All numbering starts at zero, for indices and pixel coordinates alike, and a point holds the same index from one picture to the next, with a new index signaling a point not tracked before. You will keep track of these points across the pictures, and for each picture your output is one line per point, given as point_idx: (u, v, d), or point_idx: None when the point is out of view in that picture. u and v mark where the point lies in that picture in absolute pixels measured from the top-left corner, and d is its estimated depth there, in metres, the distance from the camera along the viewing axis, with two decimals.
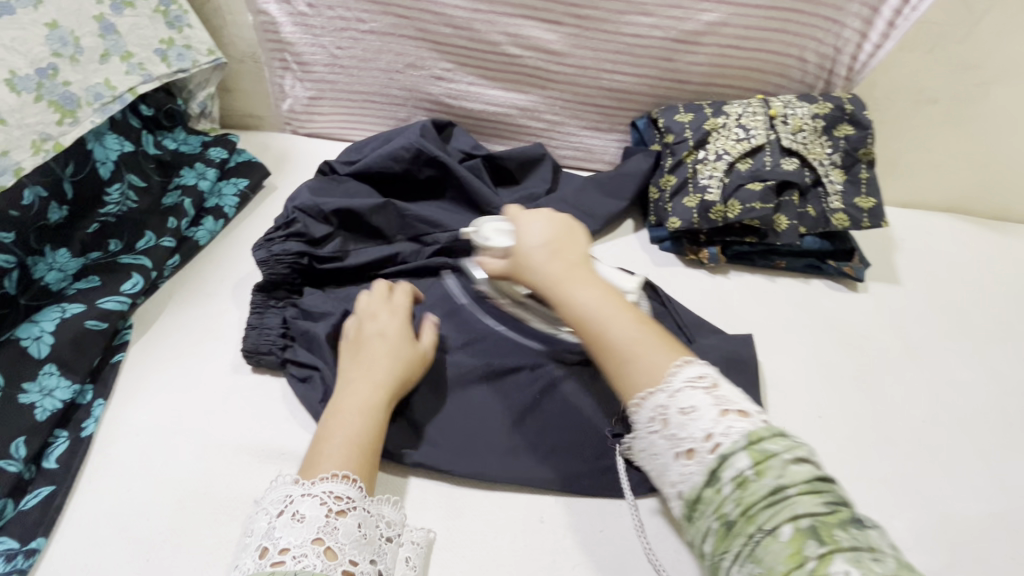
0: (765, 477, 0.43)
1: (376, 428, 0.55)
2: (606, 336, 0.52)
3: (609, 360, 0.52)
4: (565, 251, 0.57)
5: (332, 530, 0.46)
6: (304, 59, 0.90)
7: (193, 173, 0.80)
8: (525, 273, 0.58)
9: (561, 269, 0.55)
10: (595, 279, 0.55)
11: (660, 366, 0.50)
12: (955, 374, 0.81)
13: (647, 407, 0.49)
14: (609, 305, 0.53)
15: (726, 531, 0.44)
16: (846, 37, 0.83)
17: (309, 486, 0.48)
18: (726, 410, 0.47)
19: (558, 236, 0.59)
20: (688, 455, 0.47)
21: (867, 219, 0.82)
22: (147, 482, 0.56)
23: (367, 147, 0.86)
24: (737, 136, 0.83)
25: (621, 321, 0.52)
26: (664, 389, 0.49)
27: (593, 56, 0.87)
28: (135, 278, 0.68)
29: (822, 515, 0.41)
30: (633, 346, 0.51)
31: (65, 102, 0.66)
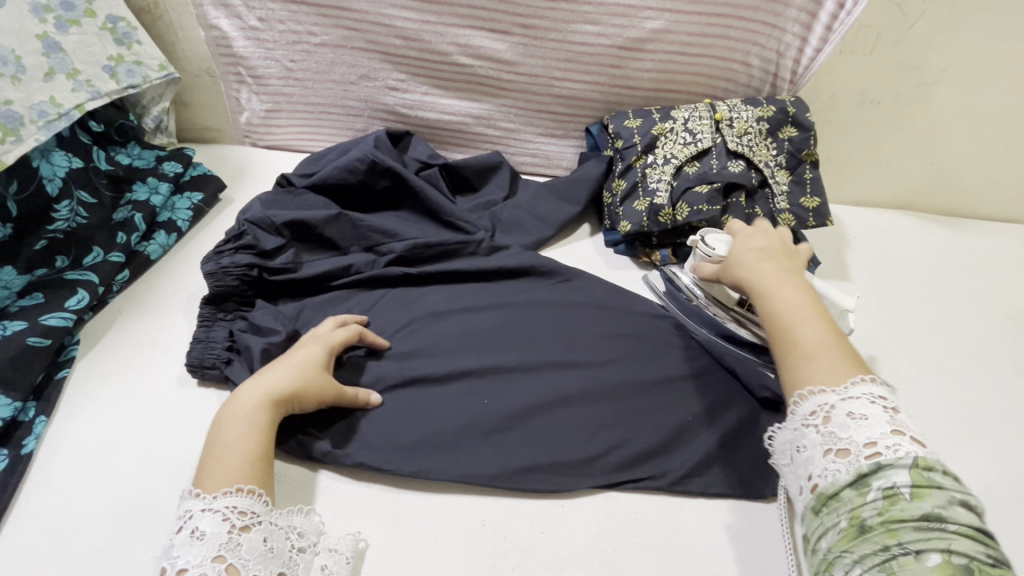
0: (921, 501, 0.43)
1: (261, 438, 0.55)
2: (795, 332, 0.54)
3: (789, 352, 0.54)
4: (778, 258, 0.62)
5: (235, 546, 0.47)
6: (258, 73, 0.91)
7: (145, 188, 0.80)
8: (733, 268, 0.64)
9: (773, 273, 0.60)
10: (804, 288, 0.58)
11: (840, 372, 0.51)
12: (907, 366, 0.82)
13: (810, 401, 0.51)
14: (809, 310, 0.56)
15: (857, 532, 0.44)
16: (787, 42, 0.85)
17: (210, 501, 0.49)
18: (900, 431, 0.47)
19: (774, 247, 0.64)
20: (837, 453, 0.48)
21: (812, 218, 0.84)
22: (87, 498, 0.56)
23: (324, 158, 0.87)
24: (684, 140, 0.85)
25: (817, 323, 0.55)
26: (835, 390, 0.50)
27: (543, 65, 0.88)
28: (80, 294, 0.68)
29: (981, 560, 0.39)
30: (821, 346, 0.53)
31: (7, 121, 0.66)
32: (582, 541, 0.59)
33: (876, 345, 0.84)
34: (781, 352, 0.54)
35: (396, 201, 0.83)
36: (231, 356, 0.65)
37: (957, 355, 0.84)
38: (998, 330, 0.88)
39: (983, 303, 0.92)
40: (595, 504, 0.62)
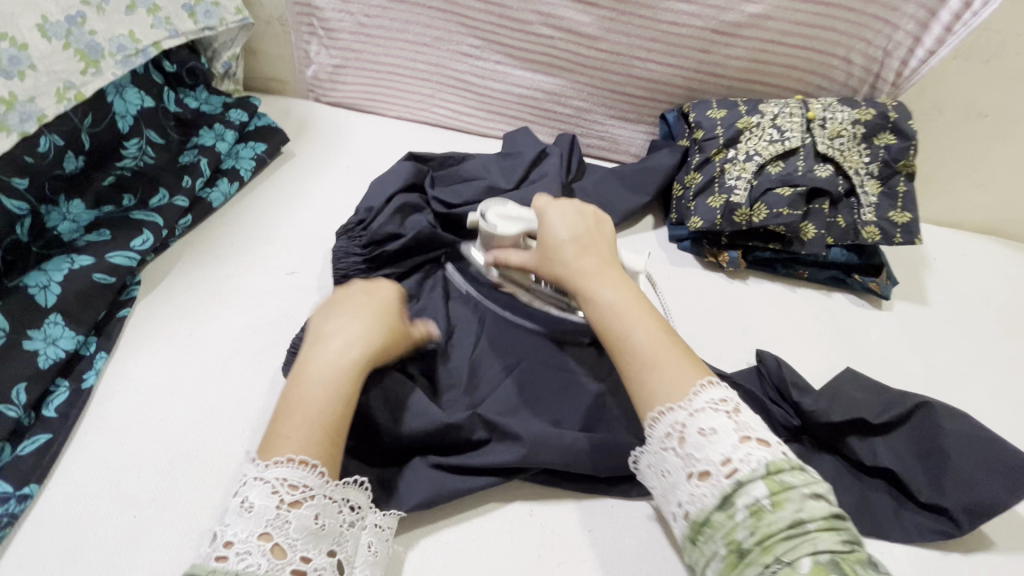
0: (782, 510, 0.42)
1: (354, 379, 0.53)
2: (628, 340, 0.52)
3: (630, 363, 0.52)
4: (593, 249, 0.59)
5: (282, 524, 0.44)
6: (330, 25, 0.89)
7: (211, 134, 0.80)
8: (551, 265, 0.59)
9: (591, 265, 0.57)
10: (624, 282, 0.57)
11: (684, 380, 0.49)
12: (985, 404, 0.76)
13: (663, 422, 0.48)
14: (636, 308, 0.54)
15: (738, 558, 0.43)
16: (898, 40, 0.79)
17: (263, 469, 0.46)
18: (747, 437, 0.46)
19: (580, 236, 0.60)
20: (756, 442, 0.46)
21: (900, 235, 0.78)
22: (144, 440, 0.56)
23: (453, 185, 0.80)
24: (771, 137, 0.79)
25: (645, 325, 0.53)
26: (683, 407, 0.48)
27: (627, 42, 0.83)
28: (145, 235, 0.68)
29: (841, 552, 0.40)
30: (658, 356, 0.51)
31: (89, 52, 0.65)
32: (631, 546, 0.56)
33: (949, 378, 0.77)
34: (623, 364, 0.52)
35: None
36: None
37: None
38: None
39: None
40: (647, 509, 0.59)
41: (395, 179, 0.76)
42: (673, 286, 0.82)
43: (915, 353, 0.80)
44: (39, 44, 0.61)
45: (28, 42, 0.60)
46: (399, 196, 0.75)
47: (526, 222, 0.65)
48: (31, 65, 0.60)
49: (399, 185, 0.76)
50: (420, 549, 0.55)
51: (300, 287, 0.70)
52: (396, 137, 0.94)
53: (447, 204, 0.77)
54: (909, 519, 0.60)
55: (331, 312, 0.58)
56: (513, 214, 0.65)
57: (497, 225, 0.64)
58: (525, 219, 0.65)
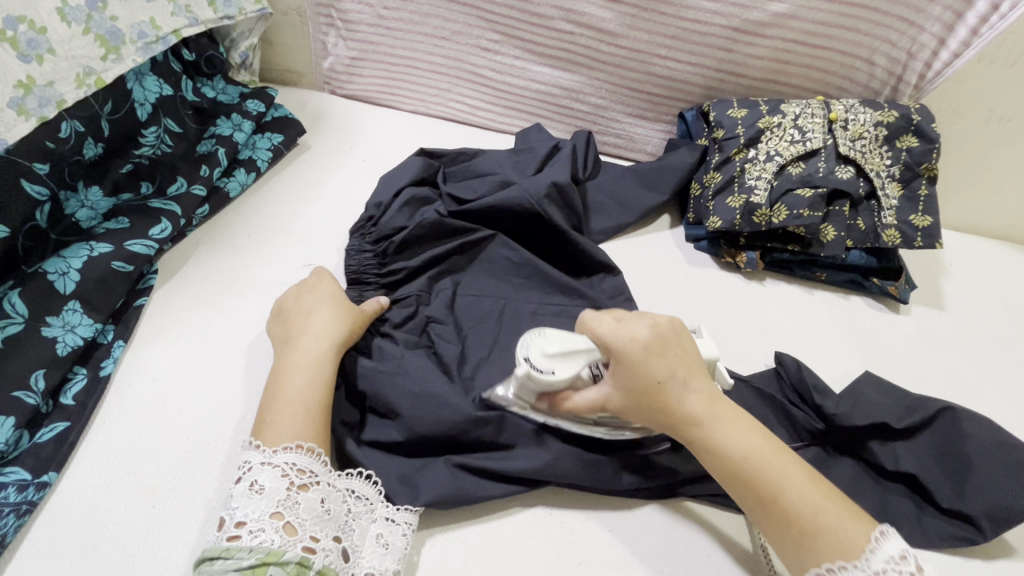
0: None
1: (329, 365, 0.57)
2: (780, 500, 0.49)
3: (788, 529, 0.48)
4: (695, 382, 0.54)
5: (293, 504, 0.48)
6: (349, 17, 0.88)
7: (229, 124, 0.79)
8: (657, 412, 0.53)
9: (702, 409, 0.53)
10: (742, 421, 0.53)
11: (853, 534, 0.47)
12: (1005, 410, 0.75)
13: None
14: (767, 452, 0.51)
15: None
16: (922, 42, 0.78)
17: (270, 454, 0.49)
18: None
19: (674, 366, 0.54)
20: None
21: (921, 238, 0.78)
22: (162, 430, 0.55)
23: (465, 180, 0.79)
24: (792, 138, 0.79)
25: (786, 474, 0.50)
26: (861, 566, 0.45)
27: (648, 39, 0.83)
28: (164, 223, 0.67)
29: None
30: (816, 509, 0.48)
31: (109, 37, 0.64)
32: (651, 545, 0.56)
33: (968, 383, 0.77)
34: (777, 528, 0.49)
35: (540, 245, 0.76)
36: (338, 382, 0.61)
37: None
38: None
39: None
40: (668, 509, 0.59)
41: (405, 173, 0.76)
42: (690, 286, 0.81)
43: (934, 358, 0.79)
44: (58, 27, 0.60)
45: (47, 26, 0.59)
46: (408, 189, 0.74)
47: (585, 351, 0.54)
48: (49, 49, 0.59)
49: (409, 178, 0.75)
50: (440, 546, 0.54)
51: None
52: (412, 131, 0.93)
53: (460, 198, 0.75)
54: (930, 525, 0.59)
55: (302, 308, 0.62)
56: (558, 347, 0.54)
57: (551, 367, 0.53)
58: (580, 350, 0.54)
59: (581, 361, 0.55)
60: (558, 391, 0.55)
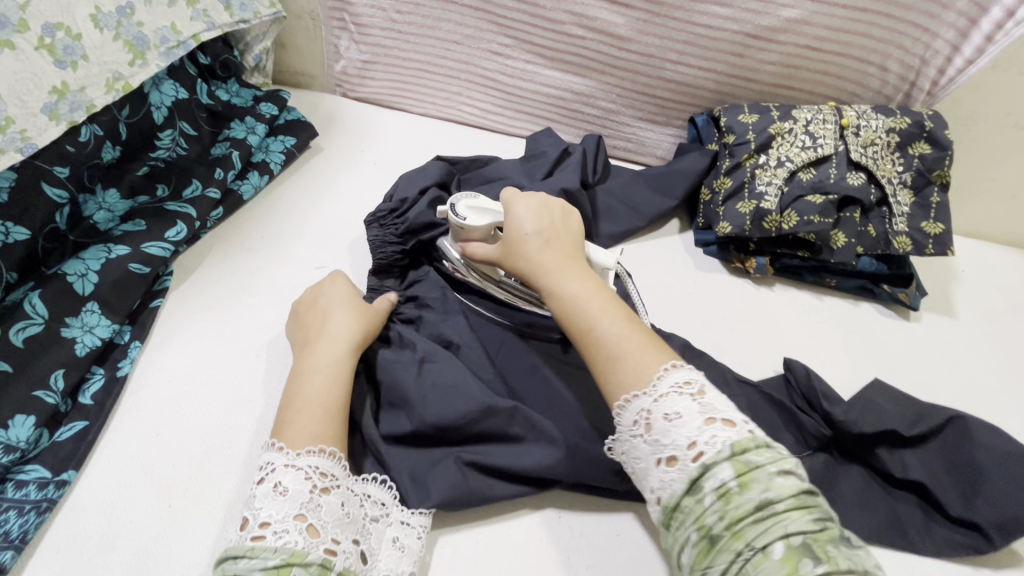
0: (749, 491, 0.41)
1: (347, 366, 0.58)
2: (593, 331, 0.52)
3: (597, 354, 0.52)
4: (558, 242, 0.59)
5: (316, 507, 0.47)
6: (362, 21, 0.89)
7: (242, 127, 0.80)
8: (516, 260, 0.60)
9: (551, 261, 0.57)
10: (587, 274, 0.57)
11: (646, 366, 0.48)
12: (1015, 419, 0.75)
13: (629, 409, 0.48)
14: (597, 299, 0.54)
15: (709, 545, 0.42)
16: (936, 48, 0.78)
17: (293, 457, 0.49)
18: (712, 418, 0.45)
19: (547, 227, 0.60)
20: (721, 423, 0.45)
21: (932, 246, 0.77)
22: (178, 430, 0.56)
23: (479, 185, 0.80)
24: (803, 144, 0.79)
25: (607, 310, 0.53)
26: (647, 392, 0.47)
27: (660, 44, 0.83)
28: (179, 226, 0.68)
29: (812, 532, 0.39)
30: (621, 342, 0.51)
31: (136, 43, 0.65)
32: (659, 551, 0.56)
33: (978, 391, 0.76)
34: (589, 356, 0.52)
35: None
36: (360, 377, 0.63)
37: None
38: None
39: None
40: None
41: (428, 174, 0.75)
42: (698, 290, 0.82)
43: (943, 365, 0.79)
44: (92, 34, 0.61)
45: (82, 32, 0.60)
46: (433, 188, 0.74)
47: (495, 215, 0.64)
48: (83, 55, 0.60)
49: (433, 179, 0.75)
50: (451, 547, 0.55)
51: None
52: (423, 134, 0.94)
53: None
54: (939, 533, 0.59)
55: (323, 309, 0.62)
56: (481, 205, 0.64)
57: (466, 216, 0.64)
58: (494, 210, 0.64)
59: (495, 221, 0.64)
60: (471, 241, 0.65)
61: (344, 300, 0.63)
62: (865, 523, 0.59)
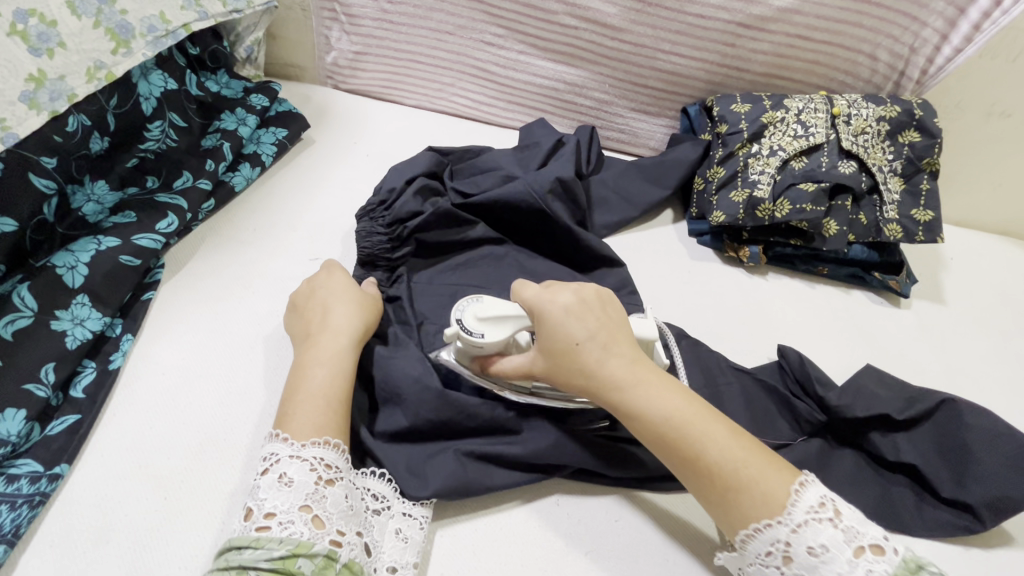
0: None
1: (350, 359, 0.57)
2: (703, 459, 0.49)
3: (714, 486, 0.49)
4: (616, 346, 0.54)
5: (321, 498, 0.47)
6: (352, 11, 0.88)
7: (233, 118, 0.79)
8: (576, 375, 0.54)
9: (622, 376, 0.53)
10: (662, 382, 0.53)
11: (775, 490, 0.47)
12: (1002, 402, 0.76)
13: (763, 542, 0.46)
14: (690, 414, 0.51)
15: None
16: (925, 37, 0.78)
17: (299, 449, 0.49)
18: (861, 548, 0.44)
19: (600, 328, 0.54)
20: (872, 552, 0.43)
21: (922, 233, 0.78)
22: (173, 423, 0.56)
23: (470, 176, 0.79)
24: (795, 133, 0.79)
25: (706, 427, 0.50)
26: (783, 522, 0.45)
27: (652, 34, 0.83)
28: (170, 218, 0.67)
29: None
30: (737, 465, 0.48)
31: (120, 31, 0.64)
32: (657, 536, 0.57)
33: (967, 375, 0.78)
34: (705, 489, 0.49)
35: (540, 239, 0.77)
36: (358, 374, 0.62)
37: None
38: None
39: None
40: (677, 503, 0.59)
41: (417, 164, 0.75)
42: (692, 280, 0.82)
43: (934, 351, 0.80)
44: (69, 20, 0.60)
45: (57, 19, 0.59)
46: (422, 178, 0.74)
47: (516, 320, 0.56)
48: (60, 43, 0.59)
49: (423, 169, 0.74)
50: (452, 537, 0.55)
51: None
52: (415, 125, 0.93)
53: (463, 192, 0.75)
54: (932, 514, 0.60)
55: (324, 302, 0.62)
56: (493, 312, 0.56)
57: (481, 331, 0.56)
58: (512, 315, 0.56)
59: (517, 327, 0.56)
60: (494, 353, 0.58)
61: (346, 294, 0.63)
62: (861, 506, 0.60)
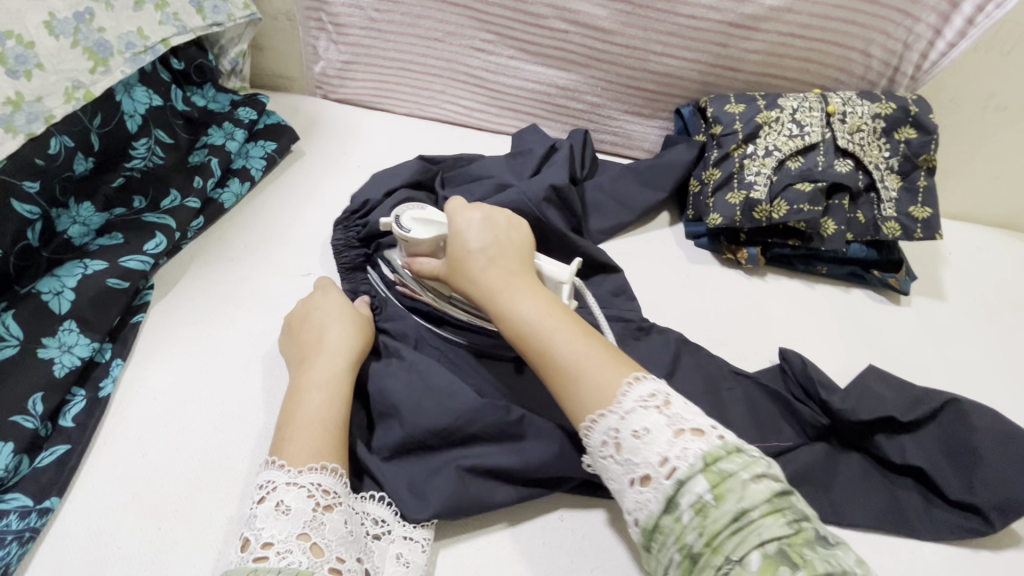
0: (725, 502, 0.41)
1: (345, 382, 0.57)
2: (550, 352, 0.52)
3: (558, 378, 0.52)
4: (502, 259, 0.59)
5: (318, 525, 0.46)
6: (339, 20, 0.87)
7: (221, 133, 0.78)
8: (464, 281, 0.59)
9: (500, 281, 0.57)
10: (537, 290, 0.56)
11: (609, 385, 0.48)
12: (1004, 398, 0.75)
13: (597, 430, 0.48)
14: (551, 318, 0.54)
15: (691, 564, 0.42)
16: (918, 33, 0.78)
17: (295, 475, 0.48)
18: (681, 430, 0.44)
19: (493, 241, 0.60)
20: (691, 433, 0.44)
21: (921, 230, 0.77)
22: (166, 449, 0.55)
23: (463, 184, 0.78)
24: (790, 133, 0.78)
25: (562, 326, 0.53)
26: (614, 411, 0.47)
27: (644, 36, 0.82)
28: (158, 238, 0.66)
29: (787, 537, 0.40)
30: (580, 360, 0.51)
31: (99, 50, 0.63)
32: None
33: (969, 372, 0.77)
34: (550, 380, 0.52)
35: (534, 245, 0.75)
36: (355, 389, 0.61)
37: None
38: None
39: None
40: None
41: (401, 175, 0.75)
42: (690, 283, 0.81)
43: (935, 348, 0.79)
44: (46, 41, 0.59)
45: (34, 40, 0.58)
46: (403, 190, 0.74)
47: (438, 227, 0.63)
48: (37, 64, 0.58)
49: (406, 180, 0.75)
50: (455, 557, 0.54)
51: None
52: (406, 134, 0.92)
53: None
54: (938, 516, 0.60)
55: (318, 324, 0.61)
56: (426, 218, 0.63)
57: (410, 228, 0.63)
58: (437, 221, 0.63)
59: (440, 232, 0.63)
60: (420, 253, 0.64)
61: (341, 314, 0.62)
62: (868, 511, 0.59)
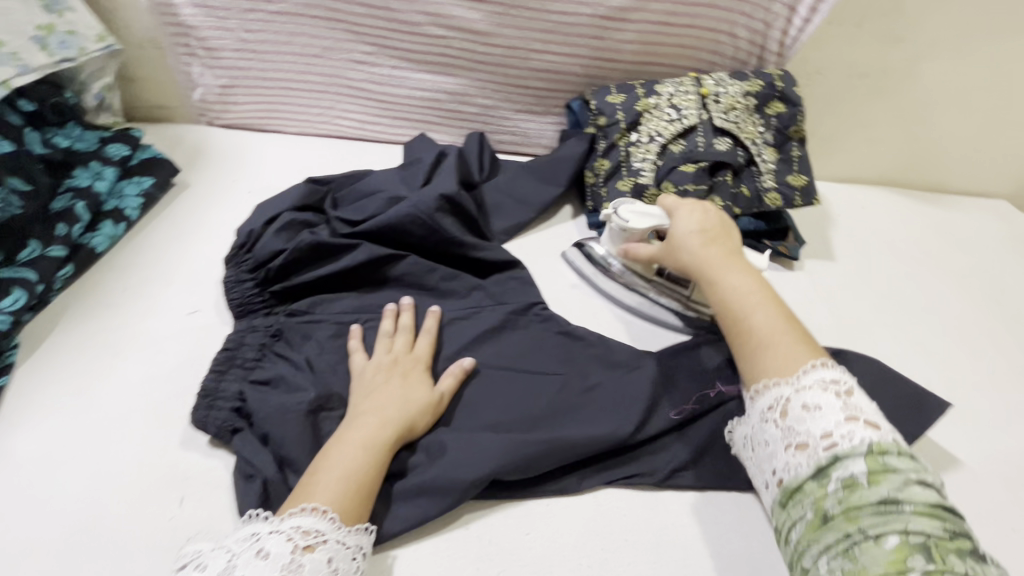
0: (879, 486, 0.45)
1: (385, 449, 0.54)
2: (746, 321, 0.58)
3: (746, 340, 0.57)
4: (717, 242, 0.66)
5: (298, 568, 0.44)
6: (210, 45, 0.84)
7: (88, 173, 0.74)
8: (675, 254, 0.68)
9: (715, 259, 0.64)
10: (748, 271, 0.63)
11: (796, 359, 0.54)
12: (890, 347, 0.80)
13: (766, 396, 0.53)
14: (756, 294, 0.60)
15: (821, 523, 0.46)
16: (775, 12, 0.82)
17: (277, 522, 0.47)
18: (853, 417, 0.49)
19: (711, 226, 0.68)
20: (865, 423, 0.49)
21: (799, 197, 0.81)
22: (36, 518, 0.51)
23: (354, 201, 0.77)
24: (669, 117, 0.81)
25: (764, 305, 0.59)
26: (790, 381, 0.52)
27: (520, 36, 0.83)
28: (16, 294, 0.62)
29: (937, 536, 0.42)
30: (773, 332, 0.56)
31: None
32: (569, 542, 0.56)
33: (857, 327, 0.82)
34: (737, 342, 0.58)
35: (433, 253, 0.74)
36: (240, 425, 0.57)
37: (938, 331, 0.82)
38: (978, 305, 0.87)
39: (966, 282, 0.90)
40: (583, 505, 0.59)
41: (284, 200, 0.73)
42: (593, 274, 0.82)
43: (827, 307, 0.83)
44: None
45: None
46: (287, 213, 0.72)
47: (657, 218, 0.73)
48: None
49: (290, 204, 0.73)
50: None
51: (202, 326, 0.66)
52: (298, 154, 0.90)
53: (347, 220, 0.73)
54: None
55: (369, 392, 0.58)
56: (640, 210, 0.73)
57: (627, 219, 0.73)
58: (654, 215, 0.73)
59: (654, 227, 0.73)
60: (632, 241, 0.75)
61: (404, 376, 0.60)
62: None
